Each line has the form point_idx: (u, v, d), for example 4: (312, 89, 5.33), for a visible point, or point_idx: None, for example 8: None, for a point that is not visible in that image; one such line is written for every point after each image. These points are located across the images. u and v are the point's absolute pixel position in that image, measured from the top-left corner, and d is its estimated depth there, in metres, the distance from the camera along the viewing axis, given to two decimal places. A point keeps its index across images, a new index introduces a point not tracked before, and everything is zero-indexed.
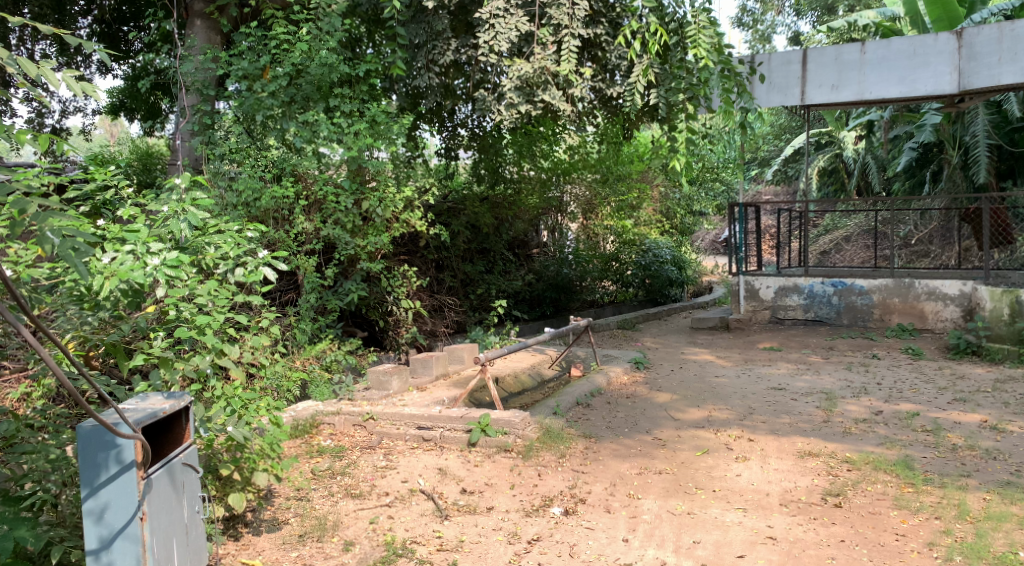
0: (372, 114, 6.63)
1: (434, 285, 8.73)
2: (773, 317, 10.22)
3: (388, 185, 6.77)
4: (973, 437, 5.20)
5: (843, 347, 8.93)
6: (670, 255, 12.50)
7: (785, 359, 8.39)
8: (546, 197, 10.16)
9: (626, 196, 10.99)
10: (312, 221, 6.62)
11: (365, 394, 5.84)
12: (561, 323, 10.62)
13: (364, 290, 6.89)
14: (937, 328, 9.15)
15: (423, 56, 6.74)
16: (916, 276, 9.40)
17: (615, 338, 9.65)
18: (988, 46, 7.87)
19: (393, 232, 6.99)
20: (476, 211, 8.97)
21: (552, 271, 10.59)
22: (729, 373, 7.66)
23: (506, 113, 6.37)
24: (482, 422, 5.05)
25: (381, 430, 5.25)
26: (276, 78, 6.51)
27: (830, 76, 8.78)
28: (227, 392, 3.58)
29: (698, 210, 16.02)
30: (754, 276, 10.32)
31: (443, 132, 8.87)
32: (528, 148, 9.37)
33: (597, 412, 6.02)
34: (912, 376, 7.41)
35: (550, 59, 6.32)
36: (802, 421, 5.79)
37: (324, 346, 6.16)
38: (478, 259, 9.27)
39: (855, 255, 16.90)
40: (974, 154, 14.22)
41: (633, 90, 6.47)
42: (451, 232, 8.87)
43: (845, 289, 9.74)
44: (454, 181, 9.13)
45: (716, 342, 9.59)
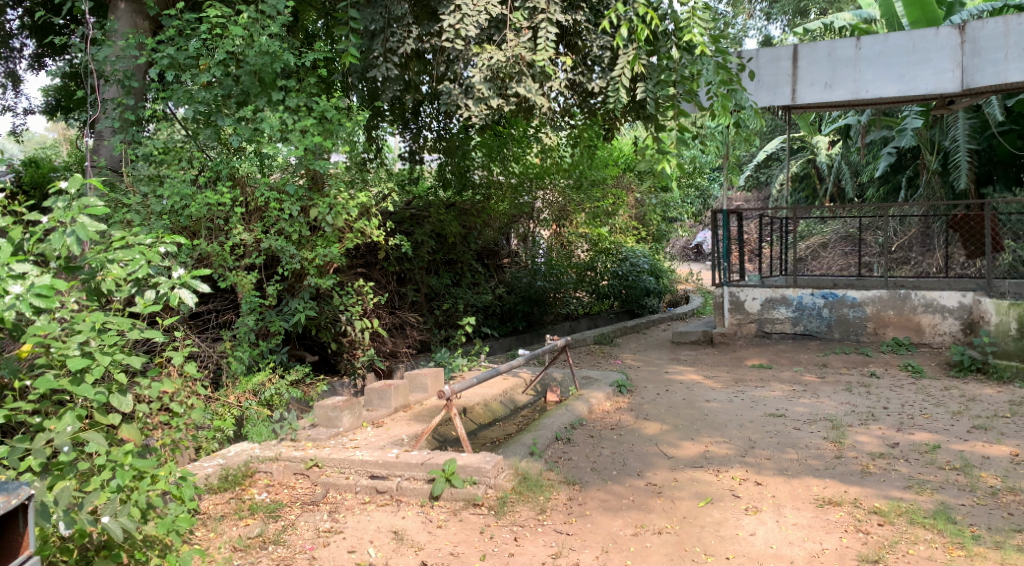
0: (321, 110, 5.83)
1: (394, 302, 7.90)
2: (760, 330, 9.52)
3: (340, 189, 5.96)
4: (1011, 478, 4.56)
5: (837, 364, 8.30)
6: (647, 264, 11.83)
7: (777, 379, 7.73)
8: (518, 203, 9.39)
9: (601, 202, 10.08)
10: (252, 232, 5.78)
11: (310, 433, 5.03)
12: (535, 339, 9.84)
13: (314, 310, 6.07)
14: (935, 343, 8.57)
15: (380, 45, 5.91)
16: (912, 287, 8.82)
17: (593, 356, 8.92)
18: (993, 41, 7.31)
19: (346, 243, 6.15)
20: (442, 219, 8.18)
21: (524, 283, 9.80)
22: (720, 396, 6.96)
23: (474, 109, 5.61)
24: (447, 471, 4.29)
25: (327, 481, 4.47)
26: (211, 67, 5.63)
27: (823, 73, 8.14)
28: (114, 460, 2.86)
29: (674, 216, 15.34)
30: (739, 287, 9.62)
31: (408, 133, 8.19)
32: (499, 151, 8.62)
33: (580, 449, 5.28)
34: (918, 397, 6.79)
35: (525, 47, 5.55)
36: (811, 457, 5.11)
37: (264, 379, 5.33)
38: (445, 271, 8.48)
39: (832, 262, 16.33)
40: (954, 159, 13.77)
41: (618, 85, 5.73)
42: (414, 241, 8.06)
43: (836, 300, 9.09)
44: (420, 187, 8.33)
45: (701, 359, 8.90)
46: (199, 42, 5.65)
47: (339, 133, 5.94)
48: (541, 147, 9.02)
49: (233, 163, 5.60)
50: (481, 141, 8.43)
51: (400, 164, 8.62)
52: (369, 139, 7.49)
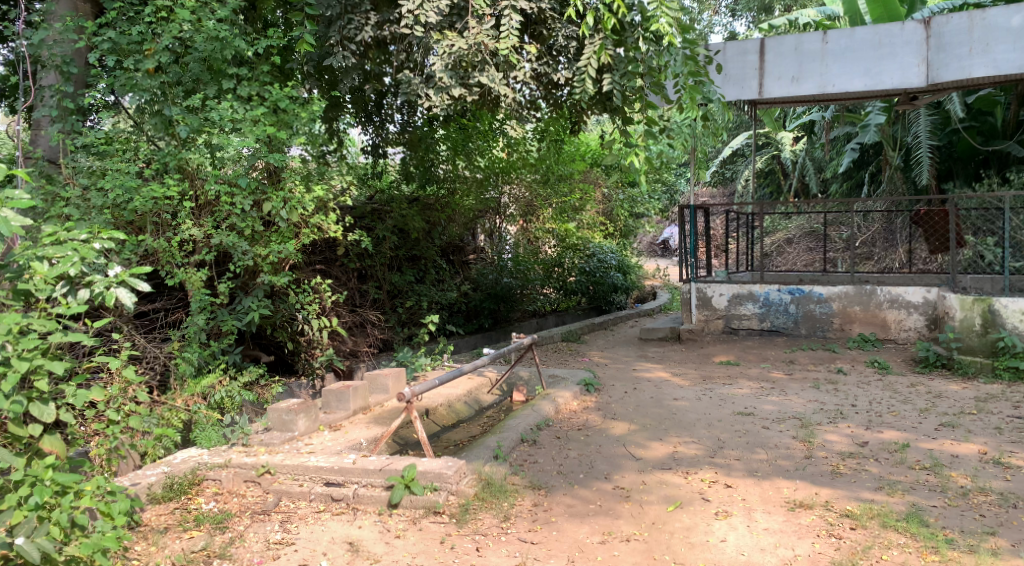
0: (274, 99, 5.59)
1: (355, 299, 7.65)
2: (727, 327, 9.45)
3: (296, 182, 5.73)
4: (981, 477, 4.50)
5: (804, 361, 8.26)
6: (614, 260, 11.71)
7: (744, 376, 7.65)
8: (483, 198, 9.20)
9: (568, 197, 10.14)
10: (202, 227, 5.51)
11: (263, 438, 4.80)
12: (502, 337, 9.64)
13: (268, 308, 5.82)
14: (900, 339, 8.57)
15: (337, 32, 5.65)
16: (877, 283, 8.81)
17: (559, 353, 8.77)
18: (958, 36, 7.31)
19: (302, 239, 5.92)
20: (404, 212, 7.89)
21: (489, 279, 9.59)
22: (688, 394, 6.84)
23: (436, 100, 5.40)
24: (406, 477, 4.08)
25: (279, 488, 4.24)
26: (156, 54, 5.36)
27: (790, 67, 8.08)
28: (35, 474, 2.89)
29: (641, 212, 15.25)
30: (706, 283, 9.54)
31: (371, 126, 8.00)
32: (464, 144, 8.43)
33: (545, 451, 5.11)
34: (885, 394, 6.74)
35: (489, 35, 5.36)
36: (781, 457, 5.01)
37: (213, 381, 5.07)
38: (408, 268, 8.25)
39: (798, 258, 16.38)
40: (917, 155, 13.86)
41: (584, 76, 5.58)
42: (376, 237, 7.83)
43: (803, 296, 9.04)
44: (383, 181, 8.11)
45: (668, 356, 8.80)
46: (144, 26, 5.35)
47: (294, 124, 5.71)
48: (505, 141, 8.84)
49: (181, 155, 5.33)
50: (445, 134, 8.24)
51: (364, 159, 8.42)
52: (328, 130, 7.24)
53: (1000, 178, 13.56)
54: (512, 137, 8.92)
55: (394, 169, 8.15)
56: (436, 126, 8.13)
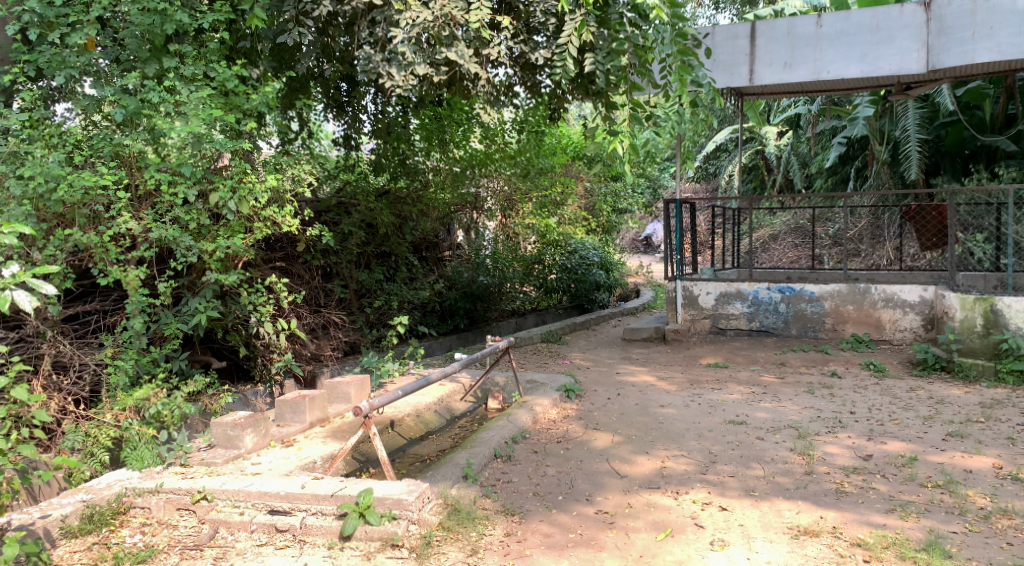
0: (221, 78, 5.06)
1: (318, 299, 7.12)
2: (714, 327, 9.01)
3: (246, 172, 5.20)
4: (1001, 497, 4.09)
5: (795, 363, 7.83)
6: (597, 257, 11.24)
7: (733, 380, 7.21)
8: (460, 192, 8.71)
9: (548, 191, 9.80)
10: (141, 219, 4.97)
11: (205, 456, 4.33)
12: (479, 338, 9.12)
13: (217, 308, 5.32)
14: (895, 340, 8.19)
15: (292, 5, 5.09)
16: (871, 281, 8.41)
17: (538, 356, 8.29)
18: (960, 19, 6.92)
19: (255, 234, 5.39)
20: (372, 207, 7.39)
21: (465, 278, 9.04)
22: (675, 401, 6.38)
23: (399, 79, 4.90)
24: (361, 505, 3.59)
25: (215, 518, 3.75)
26: (85, 27, 4.79)
27: (783, 52, 7.63)
28: None
29: (624, 207, 14.77)
30: (692, 281, 9.09)
31: (343, 118, 7.53)
32: (438, 134, 7.94)
33: (521, 468, 4.65)
34: (884, 400, 6.32)
35: (457, 6, 4.89)
36: (780, 474, 4.57)
37: (147, 393, 4.48)
38: (376, 265, 7.74)
39: (783, 254, 15.88)
40: (905, 150, 13.45)
41: (565, 54, 5.11)
42: (341, 232, 7.31)
43: (793, 295, 8.62)
44: (352, 172, 7.59)
45: (653, 358, 8.35)
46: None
47: (243, 107, 5.19)
48: (480, 130, 8.36)
49: (116, 139, 4.83)
50: (419, 124, 7.76)
51: (336, 151, 7.94)
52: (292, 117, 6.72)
53: (989, 173, 13.26)
54: (489, 127, 8.44)
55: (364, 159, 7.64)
56: (408, 115, 7.62)
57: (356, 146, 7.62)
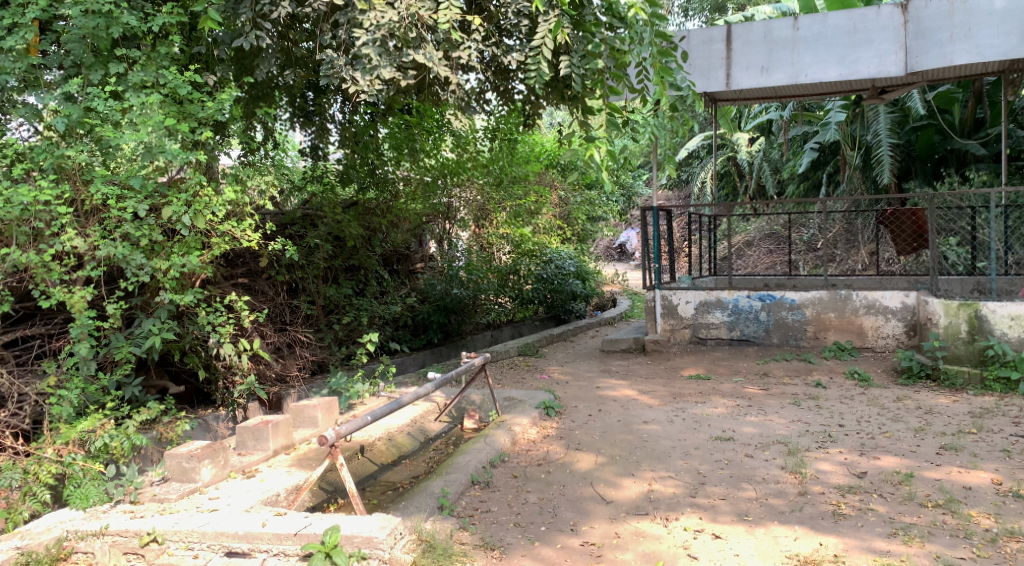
0: (172, 85, 4.75)
1: (283, 316, 6.80)
2: (694, 337, 8.81)
3: (203, 185, 4.89)
4: (1005, 517, 3.91)
5: (778, 373, 7.65)
6: (573, 267, 10.99)
7: (717, 393, 6.99)
8: (431, 202, 8.43)
9: (522, 200, 9.42)
10: (88, 237, 4.63)
11: (157, 492, 4.01)
12: (454, 352, 8.82)
13: (173, 329, 5.00)
14: (878, 347, 8.04)
15: (248, 7, 4.79)
16: (852, 288, 8.26)
17: (515, 370, 8.01)
18: (938, 21, 6.79)
19: (212, 250, 5.07)
20: (339, 219, 7.09)
21: (438, 290, 8.73)
22: (659, 416, 6.14)
23: (363, 83, 4.60)
24: (328, 544, 3.30)
25: (165, 562, 3.43)
26: (22, 32, 4.45)
27: (759, 56, 7.48)
28: None
29: (599, 216, 14.56)
30: (670, 290, 8.88)
31: (308, 127, 7.13)
32: (408, 143, 7.67)
33: (500, 495, 4.39)
34: (872, 411, 6.14)
35: (424, 6, 4.63)
36: (772, 496, 4.35)
37: (93, 425, 4.17)
38: (344, 279, 7.42)
39: (759, 261, 15.58)
40: (877, 154, 13.38)
41: (539, 56, 4.86)
42: (307, 246, 7.00)
43: (774, 303, 8.45)
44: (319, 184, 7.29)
45: (633, 370, 8.11)
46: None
47: (199, 116, 4.89)
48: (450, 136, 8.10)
49: (59, 151, 4.49)
50: (388, 132, 7.47)
51: (302, 162, 7.61)
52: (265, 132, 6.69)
53: (960, 177, 13.28)
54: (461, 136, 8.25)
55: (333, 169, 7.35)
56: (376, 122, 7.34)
57: (324, 156, 7.33)
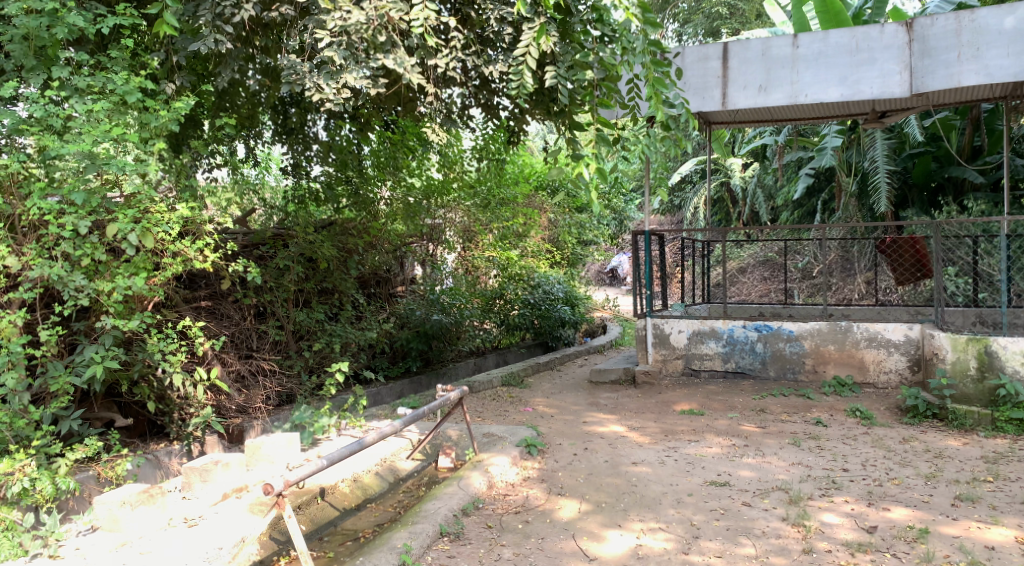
0: (121, 91, 4.34)
1: (250, 342, 6.47)
2: (687, 368, 8.39)
3: (154, 200, 4.48)
4: None
5: (775, 409, 7.23)
6: (562, 292, 10.56)
7: (711, 430, 6.55)
8: (416, 224, 8.14)
9: (510, 222, 9.39)
10: (23, 255, 4.20)
11: (86, 549, 3.66)
12: (434, 381, 8.36)
13: (119, 357, 4.56)
14: (880, 382, 7.63)
15: (206, 9, 4.41)
16: (852, 319, 7.87)
17: (498, 402, 7.56)
18: (944, 40, 6.50)
19: (164, 271, 4.66)
20: (311, 239, 6.69)
21: (418, 316, 8.26)
22: (649, 457, 5.70)
23: (330, 93, 4.28)
24: None
25: None
26: None
27: (757, 75, 7.14)
28: None
29: (590, 240, 14.18)
30: (663, 318, 8.47)
31: (292, 144, 6.95)
32: (391, 164, 7.48)
33: (470, 550, 3.99)
34: (878, 454, 5.72)
35: (396, 6, 4.26)
36: (775, 555, 3.93)
37: (10, 468, 3.75)
38: (316, 303, 6.98)
39: (752, 288, 15.29)
40: (874, 181, 13.06)
41: (522, 66, 4.52)
42: (278, 266, 6.61)
43: (771, 334, 8.05)
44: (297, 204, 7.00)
45: (622, 404, 7.66)
46: None
47: (152, 125, 4.50)
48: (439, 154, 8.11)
49: None
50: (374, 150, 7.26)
51: (278, 179, 7.29)
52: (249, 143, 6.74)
53: (959, 206, 12.97)
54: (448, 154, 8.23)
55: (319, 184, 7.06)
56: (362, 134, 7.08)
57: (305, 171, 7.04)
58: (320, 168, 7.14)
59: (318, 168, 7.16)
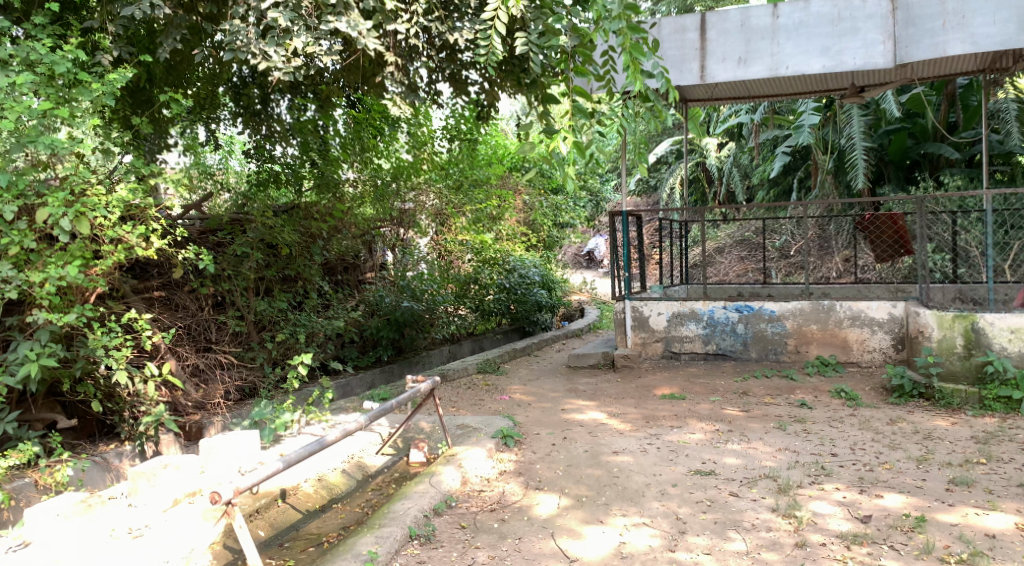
0: (48, 62, 3.97)
1: (208, 333, 6.13)
2: (667, 351, 8.16)
3: (90, 182, 4.12)
4: None
5: (758, 392, 7.01)
6: (538, 276, 10.26)
7: (693, 415, 6.32)
8: (387, 207, 7.89)
9: (483, 204, 9.12)
10: None
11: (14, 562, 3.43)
12: (406, 370, 8.05)
13: (57, 354, 4.23)
14: (863, 362, 7.46)
15: None
16: (835, 298, 7.68)
17: (473, 391, 7.27)
18: (929, 7, 6.27)
19: (105, 260, 4.32)
20: (269, 223, 6.34)
21: (388, 302, 7.91)
22: (630, 445, 5.45)
23: (280, 62, 4.01)
24: None
25: None
26: None
27: (736, 47, 6.87)
28: None
29: (566, 222, 13.90)
30: (641, 300, 8.22)
31: (253, 123, 6.71)
32: (356, 143, 7.20)
33: (441, 555, 3.73)
34: (866, 437, 5.52)
35: None
36: (767, 549, 3.71)
37: None
38: (279, 291, 6.64)
39: (729, 269, 14.85)
40: (851, 158, 12.86)
41: (490, 31, 4.27)
42: (236, 254, 6.27)
43: (752, 314, 7.83)
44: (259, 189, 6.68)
45: (602, 389, 7.41)
46: None
47: (85, 100, 4.13)
48: (408, 133, 7.92)
49: None
50: (336, 130, 7.05)
51: (240, 164, 6.95)
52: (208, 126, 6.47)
53: (935, 182, 12.83)
54: (420, 134, 7.98)
55: (286, 165, 6.83)
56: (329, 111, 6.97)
57: (272, 154, 6.79)
58: (286, 149, 6.86)
59: (288, 151, 6.90)
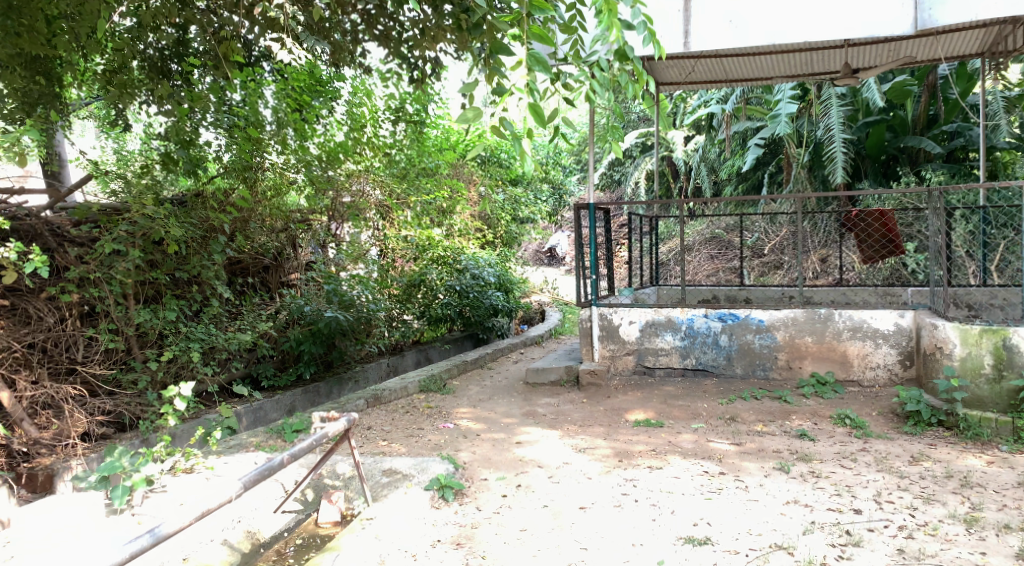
0: None
1: (72, 352, 4.88)
2: (640, 366, 7.05)
3: None
4: None
5: (748, 417, 5.96)
6: (494, 276, 8.89)
7: (676, 451, 5.20)
8: (318, 196, 6.94)
9: (432, 195, 8.03)
10: None
11: None
12: (334, 390, 6.80)
13: None
14: (865, 380, 6.44)
15: None
16: (832, 306, 6.64)
17: (411, 417, 6.07)
18: None
19: None
20: (154, 213, 5.04)
21: (311, 311, 6.62)
22: (603, 497, 4.33)
23: None
24: None
25: None
26: None
27: (728, 7, 5.78)
28: None
29: (525, 217, 12.81)
30: (610, 306, 7.10)
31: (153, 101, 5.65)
32: (300, 121, 6.34)
33: None
34: (893, 482, 4.48)
35: None
36: None
37: None
38: (167, 298, 5.32)
39: (698, 267, 13.87)
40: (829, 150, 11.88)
41: None
42: (112, 251, 4.98)
43: (737, 325, 6.77)
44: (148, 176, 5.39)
45: (564, 414, 6.25)
46: None
47: None
48: (345, 107, 6.88)
49: None
50: (276, 106, 6.13)
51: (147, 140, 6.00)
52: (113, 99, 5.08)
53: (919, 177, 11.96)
54: (358, 112, 6.99)
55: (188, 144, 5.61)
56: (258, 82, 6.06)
57: (193, 139, 5.64)
58: (212, 135, 5.81)
59: (211, 136, 5.82)
